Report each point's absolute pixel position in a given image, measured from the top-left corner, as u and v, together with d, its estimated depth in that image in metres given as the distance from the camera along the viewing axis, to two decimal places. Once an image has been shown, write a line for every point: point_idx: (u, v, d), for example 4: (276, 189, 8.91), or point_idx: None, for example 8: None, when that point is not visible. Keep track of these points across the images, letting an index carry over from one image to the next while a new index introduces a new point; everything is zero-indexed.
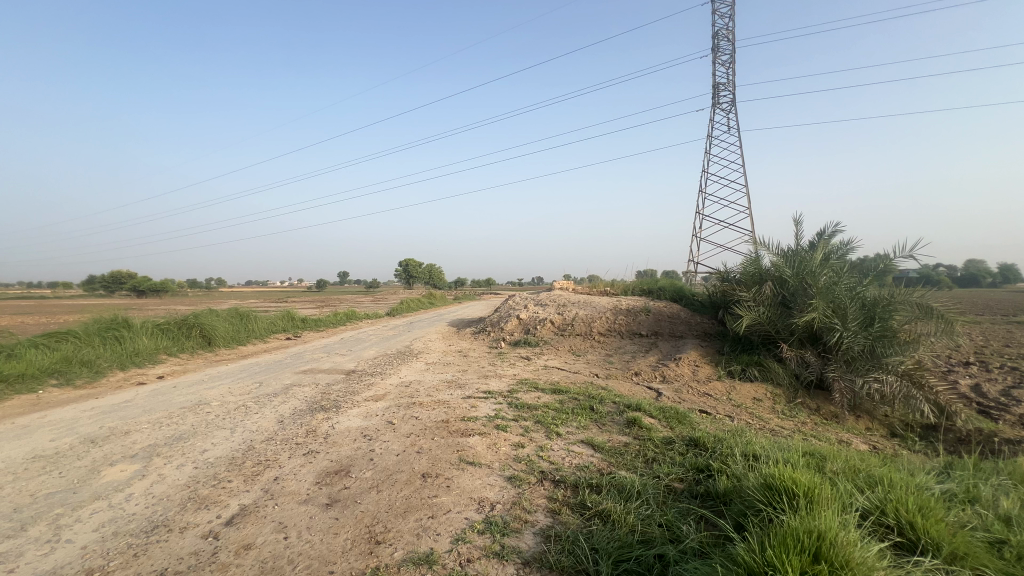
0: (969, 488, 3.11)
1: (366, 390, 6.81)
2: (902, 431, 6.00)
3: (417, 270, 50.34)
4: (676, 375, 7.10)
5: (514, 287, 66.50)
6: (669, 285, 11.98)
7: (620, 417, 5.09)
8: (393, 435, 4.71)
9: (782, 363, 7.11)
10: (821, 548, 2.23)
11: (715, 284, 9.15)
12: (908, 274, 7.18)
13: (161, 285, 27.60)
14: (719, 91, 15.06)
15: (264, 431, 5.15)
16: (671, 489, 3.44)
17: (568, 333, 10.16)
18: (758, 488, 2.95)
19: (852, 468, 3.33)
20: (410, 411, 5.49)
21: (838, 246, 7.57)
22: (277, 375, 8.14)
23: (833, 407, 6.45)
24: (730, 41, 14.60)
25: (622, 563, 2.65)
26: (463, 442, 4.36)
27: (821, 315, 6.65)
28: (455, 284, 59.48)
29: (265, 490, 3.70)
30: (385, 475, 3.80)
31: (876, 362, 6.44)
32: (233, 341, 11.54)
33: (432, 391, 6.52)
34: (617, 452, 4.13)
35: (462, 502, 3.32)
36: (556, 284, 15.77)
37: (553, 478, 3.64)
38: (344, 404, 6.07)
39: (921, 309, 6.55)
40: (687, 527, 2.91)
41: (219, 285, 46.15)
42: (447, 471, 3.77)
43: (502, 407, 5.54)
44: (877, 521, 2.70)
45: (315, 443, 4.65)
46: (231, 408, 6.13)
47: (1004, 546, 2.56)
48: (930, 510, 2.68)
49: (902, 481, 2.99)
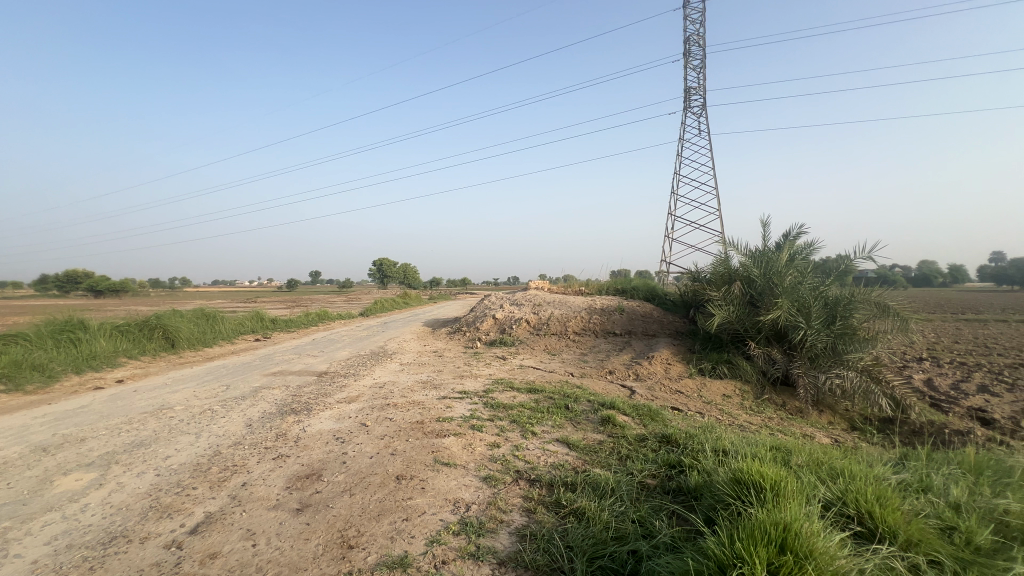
0: (923, 477, 3.26)
1: (338, 392, 6.68)
2: (862, 424, 6.27)
3: (394, 271, 49.99)
4: (649, 373, 7.24)
5: (490, 287, 66.64)
6: (642, 285, 12.18)
7: (594, 415, 5.14)
8: (367, 437, 4.64)
9: (750, 361, 7.34)
10: (787, 539, 2.31)
11: (687, 284, 9.36)
12: (867, 274, 7.50)
13: (120, 284, 26.44)
14: (691, 95, 15.41)
15: (232, 436, 4.99)
16: (644, 485, 3.50)
17: (543, 333, 10.21)
18: (727, 483, 3.03)
19: (815, 461, 3.45)
20: (384, 413, 5.42)
21: (803, 247, 7.84)
22: (246, 377, 7.92)
23: (798, 403, 6.70)
24: (702, 47, 14.96)
25: (597, 560, 2.68)
26: (438, 443, 4.32)
27: (787, 313, 6.88)
28: (430, 284, 58.86)
29: (232, 497, 3.58)
30: (358, 478, 3.73)
31: (838, 359, 6.70)
32: (199, 343, 11.15)
33: (406, 392, 6.45)
34: (592, 450, 4.18)
35: (437, 503, 3.29)
36: (531, 283, 15.83)
37: (528, 478, 3.65)
38: (316, 406, 5.94)
39: (879, 308, 6.85)
40: (660, 522, 2.96)
41: (184, 284, 44.69)
42: (422, 473, 3.74)
43: (477, 407, 5.52)
44: (839, 512, 2.81)
45: (286, 447, 4.53)
46: (196, 412, 5.91)
47: (954, 531, 2.71)
48: (888, 500, 2.80)
49: (861, 472, 3.12)
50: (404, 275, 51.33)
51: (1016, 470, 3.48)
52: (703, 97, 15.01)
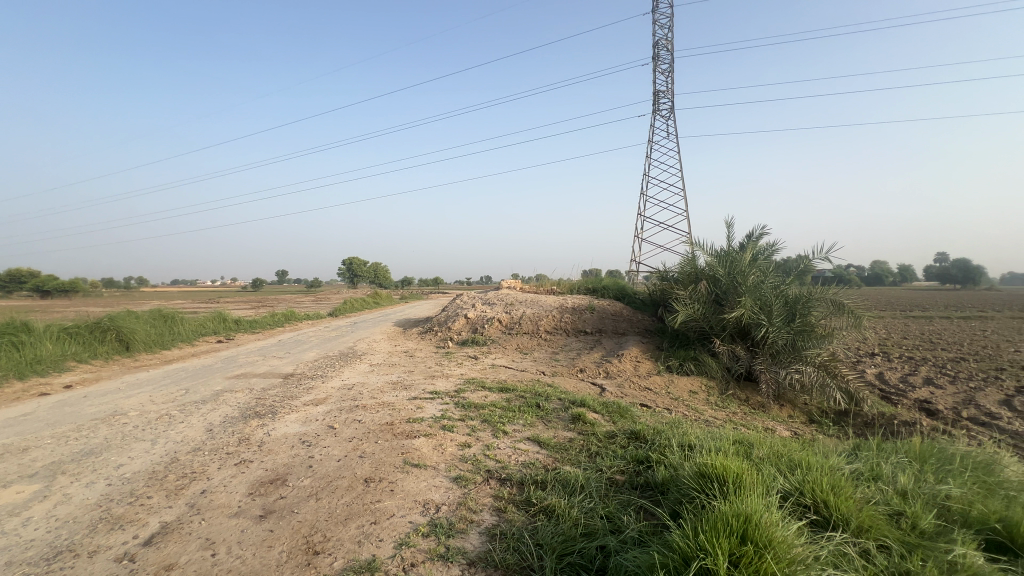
0: (874, 466, 3.43)
1: (305, 394, 6.50)
2: (820, 417, 6.55)
3: (362, 270, 48.90)
4: (619, 371, 7.36)
5: (462, 287, 66.33)
6: (613, 284, 12.32)
7: (565, 413, 5.19)
8: (335, 440, 4.53)
9: (715, 357, 7.56)
10: (747, 530, 2.38)
11: (655, 283, 9.54)
12: (824, 274, 7.83)
13: (69, 284, 24.97)
14: (659, 98, 15.69)
15: (191, 441, 4.79)
16: (613, 481, 3.55)
17: (515, 332, 10.22)
18: (692, 477, 3.12)
19: (775, 454, 3.58)
20: (353, 415, 5.31)
21: (765, 247, 8.11)
22: (206, 380, 7.61)
23: (760, 397, 6.95)
24: (670, 51, 15.26)
25: (566, 557, 2.70)
26: (408, 444, 4.27)
27: (749, 311, 7.11)
28: (402, 284, 58.04)
29: (190, 505, 3.43)
30: (325, 481, 3.64)
31: (797, 355, 6.98)
32: (156, 346, 10.64)
33: (376, 393, 6.33)
34: (562, 448, 4.21)
35: (407, 505, 3.25)
36: (504, 282, 15.83)
37: (499, 477, 3.65)
38: (281, 409, 5.76)
39: (835, 306, 7.17)
40: (628, 517, 3.01)
41: (140, 284, 42.64)
42: (391, 475, 3.67)
43: (448, 407, 5.48)
44: (797, 502, 2.92)
45: (249, 452, 4.38)
46: (152, 418, 5.64)
47: (902, 517, 2.86)
48: (842, 489, 2.93)
49: (818, 463, 3.26)
50: (374, 274, 50.41)
51: (957, 457, 3.71)
52: (672, 101, 15.32)
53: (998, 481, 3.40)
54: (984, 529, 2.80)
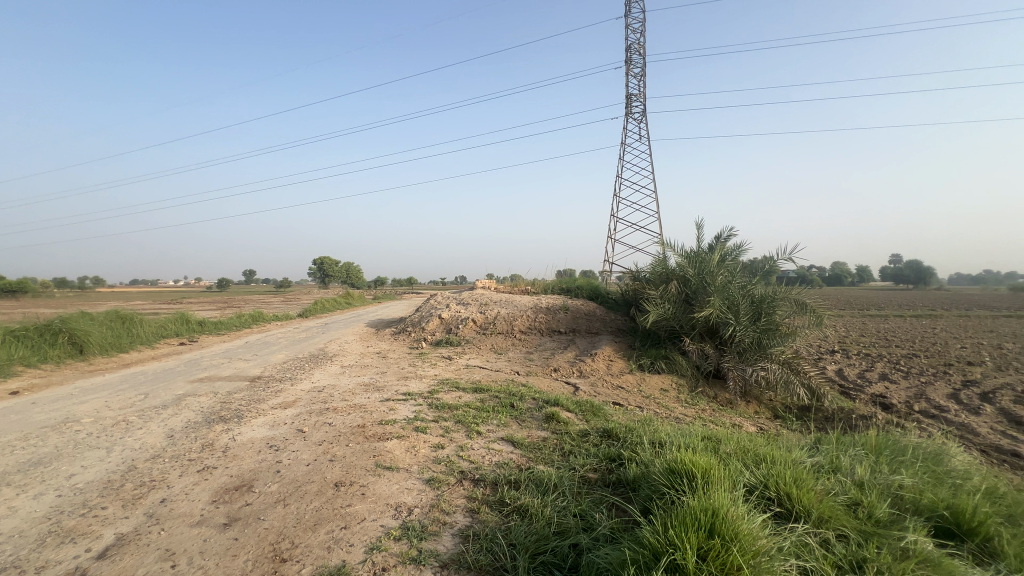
0: (834, 459, 3.57)
1: (273, 397, 6.32)
2: (784, 412, 6.78)
3: (333, 271, 47.85)
4: (592, 370, 7.44)
5: (436, 287, 65.87)
6: (586, 284, 12.44)
7: (539, 413, 5.20)
8: (304, 444, 4.42)
9: (685, 356, 7.74)
10: (715, 524, 2.44)
11: (628, 284, 9.69)
12: (788, 274, 8.09)
13: (18, 284, 23.55)
14: (632, 101, 15.89)
15: (150, 448, 4.58)
16: (586, 479, 3.59)
17: (489, 332, 10.20)
18: (663, 473, 3.17)
19: (741, 449, 3.68)
20: (323, 418, 5.18)
21: (733, 248, 8.32)
22: (167, 384, 7.31)
23: (728, 394, 7.15)
24: (642, 55, 15.49)
25: (539, 556, 2.72)
26: (380, 446, 4.19)
27: (718, 310, 7.31)
28: (375, 284, 57.13)
29: (149, 515, 3.28)
30: (293, 487, 3.55)
31: (763, 353, 7.22)
32: (113, 348, 10.15)
33: (348, 395, 6.21)
34: (536, 447, 4.22)
35: (378, 508, 3.19)
36: (478, 282, 15.77)
37: (472, 477, 3.63)
38: (247, 413, 5.58)
39: (798, 305, 7.42)
40: (600, 515, 3.04)
41: (96, 284, 40.61)
42: (362, 478, 3.60)
43: (422, 408, 5.42)
44: (762, 495, 3.01)
45: (213, 458, 4.22)
46: (108, 424, 5.37)
47: (859, 507, 2.99)
48: (804, 481, 3.04)
49: (781, 457, 3.37)
50: (346, 274, 49.48)
51: (910, 448, 3.90)
52: (644, 104, 15.54)
53: (946, 470, 3.59)
54: (934, 516, 2.95)
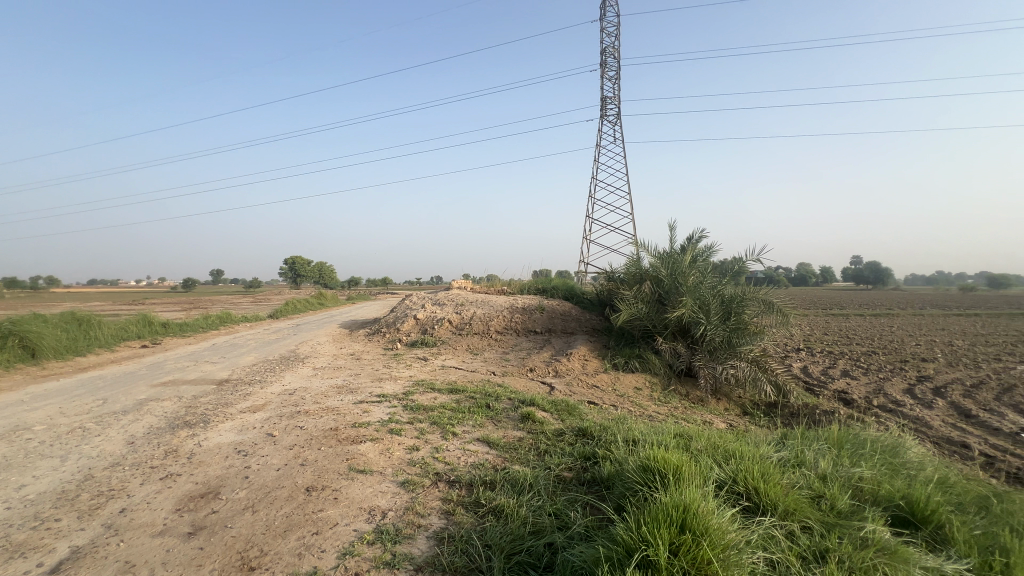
0: (799, 453, 3.70)
1: (241, 401, 6.13)
2: (752, 409, 6.99)
3: (305, 270, 46.80)
4: (567, 369, 7.50)
5: (411, 287, 65.20)
6: (562, 284, 12.52)
7: (515, 413, 5.21)
8: (274, 448, 4.30)
9: (658, 355, 7.89)
10: (686, 519, 2.50)
11: (603, 284, 9.81)
12: (757, 274, 8.33)
13: None
14: (607, 104, 16.11)
15: (109, 456, 4.38)
16: (561, 478, 3.61)
17: (465, 332, 10.16)
18: (636, 471, 3.22)
19: (712, 445, 3.77)
20: (294, 421, 5.06)
21: (704, 249, 8.51)
22: (128, 388, 7.00)
23: (699, 392, 7.32)
24: (617, 58, 15.74)
25: (514, 556, 2.72)
26: (353, 449, 4.12)
27: (689, 310, 7.47)
28: (348, 284, 56.18)
29: (107, 526, 3.14)
30: (263, 492, 3.45)
31: (732, 351, 7.42)
32: (68, 352, 9.67)
33: (320, 398, 6.07)
34: (511, 447, 4.22)
35: (351, 513, 3.13)
36: (454, 282, 15.68)
37: (448, 479, 3.61)
38: (214, 418, 5.39)
39: (766, 305, 7.65)
40: (575, 513, 3.07)
41: (50, 284, 38.56)
42: (335, 483, 3.53)
43: (397, 410, 5.35)
44: (731, 490, 3.10)
45: (177, 465, 4.07)
46: (63, 432, 5.11)
47: (822, 499, 3.11)
48: (770, 476, 3.14)
49: (749, 453, 3.47)
50: (318, 274, 48.46)
51: (869, 441, 4.08)
52: (619, 107, 15.77)
53: (902, 462, 3.78)
54: (891, 506, 3.10)
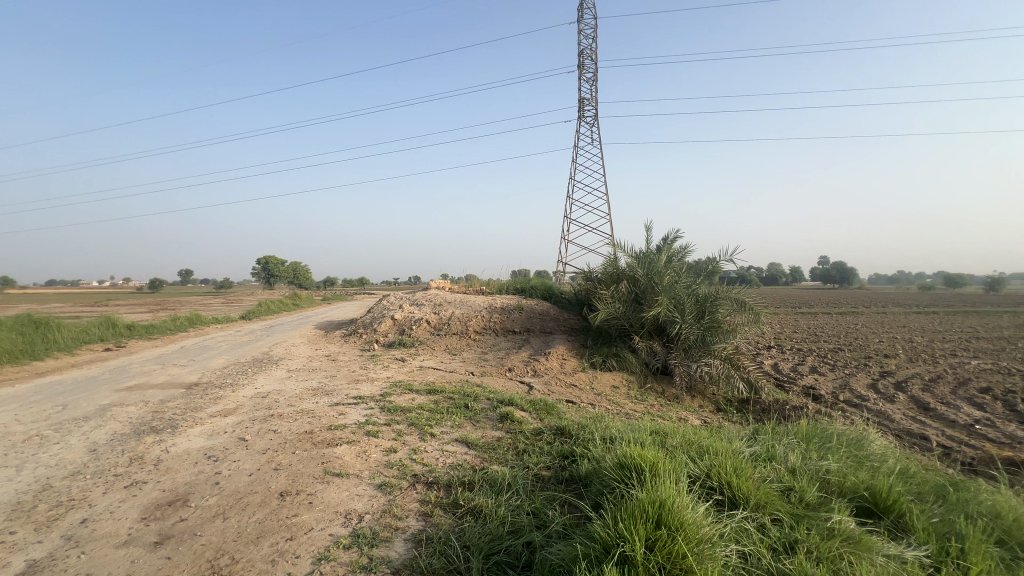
0: (769, 448, 3.80)
1: (211, 405, 5.94)
2: (725, 405, 7.15)
3: (278, 270, 45.76)
4: (546, 369, 7.53)
5: (388, 286, 64.53)
6: (540, 284, 12.56)
7: (493, 413, 5.21)
8: (246, 453, 4.19)
9: (634, 353, 8.00)
10: (662, 515, 2.54)
11: (581, 283, 9.89)
12: (730, 274, 8.53)
13: None
14: (584, 106, 16.23)
15: (69, 464, 4.19)
16: (539, 477, 3.62)
17: (443, 333, 10.11)
18: (613, 468, 3.26)
19: (686, 441, 3.85)
20: (267, 425, 4.94)
21: (679, 250, 8.67)
22: (90, 393, 6.71)
23: (675, 389, 7.45)
24: (594, 60, 15.87)
25: (493, 556, 2.72)
26: (329, 453, 4.05)
27: (665, 309, 7.61)
28: (323, 284, 55.21)
29: (66, 538, 3.00)
30: (234, 498, 3.36)
31: (706, 349, 7.58)
32: (24, 356, 9.21)
33: (294, 401, 5.95)
34: (490, 447, 4.22)
35: (327, 517, 3.08)
36: (432, 282, 15.57)
37: (425, 480, 3.58)
38: (183, 423, 5.22)
39: (738, 304, 7.84)
40: (553, 512, 3.09)
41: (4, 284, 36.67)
42: (309, 487, 3.46)
43: (373, 412, 5.28)
44: (705, 485, 3.16)
45: (143, 472, 3.92)
46: (18, 440, 4.86)
47: (792, 492, 3.20)
48: (742, 470, 3.22)
49: (723, 449, 3.55)
50: (292, 274, 47.45)
51: (835, 435, 4.23)
52: (596, 108, 15.93)
53: (866, 454, 3.92)
54: (856, 496, 3.22)
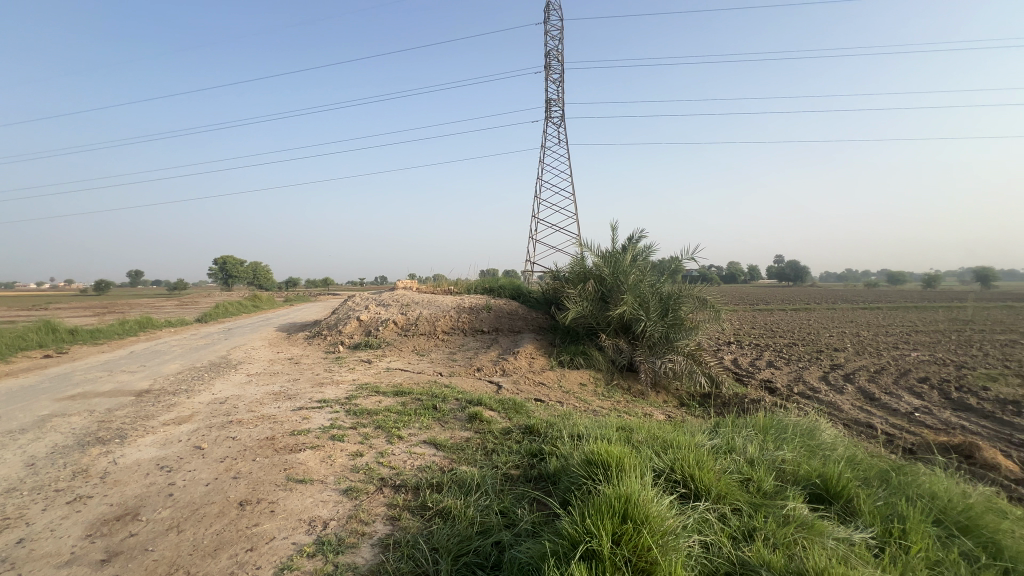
0: (729, 440, 3.95)
1: (164, 412, 5.65)
2: (688, 400, 7.38)
3: (237, 270, 44.04)
4: (514, 368, 7.55)
5: (352, 286, 63.16)
6: (508, 284, 12.57)
7: (462, 413, 5.17)
8: (203, 461, 4.01)
9: (601, 351, 8.14)
10: (627, 509, 2.59)
11: (549, 282, 9.96)
12: (692, 273, 8.77)
13: None
14: (551, 106, 16.34)
15: (3, 481, 3.89)
16: (508, 476, 3.63)
17: (411, 333, 9.98)
18: (581, 465, 3.30)
19: (651, 436, 3.94)
20: (225, 432, 4.74)
21: (644, 249, 8.85)
22: (28, 404, 6.25)
23: (640, 385, 7.63)
24: (560, 61, 16.00)
25: (462, 557, 2.71)
26: (292, 459, 3.92)
27: (630, 307, 7.77)
28: (285, 284, 53.41)
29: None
30: (190, 510, 3.20)
31: (670, 345, 7.79)
32: None
33: (255, 406, 5.73)
34: (458, 448, 4.20)
35: (290, 525, 2.98)
36: (399, 282, 15.33)
37: (393, 483, 3.52)
38: (132, 432, 4.94)
39: (700, 301, 8.07)
40: (522, 510, 3.10)
41: None
42: (271, 495, 3.35)
43: (339, 415, 5.15)
44: (669, 479, 3.25)
45: (88, 486, 3.69)
46: None
47: (751, 482, 3.33)
48: (704, 462, 3.33)
49: (685, 442, 3.66)
50: (252, 275, 45.77)
51: (789, 426, 4.43)
52: (563, 109, 16.05)
53: (818, 443, 4.14)
54: (808, 484, 3.38)
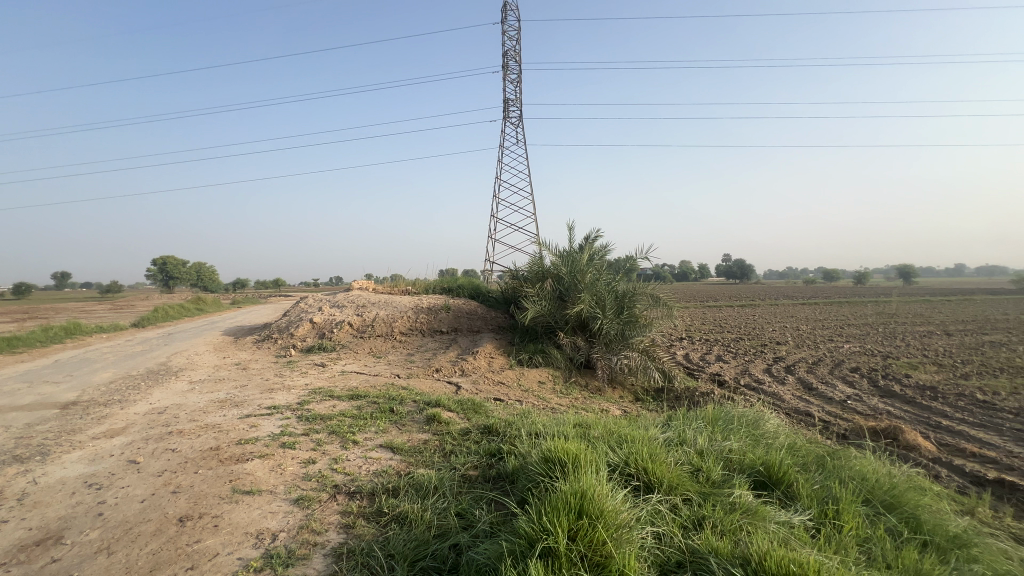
0: (681, 432, 4.09)
1: (94, 425, 5.23)
2: (643, 395, 7.61)
3: (178, 271, 41.53)
4: (473, 368, 7.51)
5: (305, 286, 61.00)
6: (467, 283, 12.49)
7: (420, 415, 5.09)
8: (138, 476, 3.74)
9: (559, 349, 8.23)
10: (583, 504, 2.63)
11: (507, 281, 9.98)
12: (646, 272, 9.03)
13: None
14: (509, 106, 16.39)
15: None
16: (466, 477, 3.60)
17: (367, 335, 9.72)
18: (538, 463, 3.32)
19: (607, 432, 4.02)
20: (164, 444, 4.44)
21: (600, 248, 9.02)
22: None
23: (597, 381, 7.80)
24: (518, 62, 16.06)
25: (418, 563, 2.67)
26: (238, 469, 3.72)
27: (587, 305, 7.90)
28: (232, 286, 50.78)
29: None
30: (122, 530, 2.98)
31: (625, 342, 7.99)
32: None
33: (197, 415, 5.40)
34: (416, 451, 4.12)
35: (235, 539, 2.83)
36: (355, 282, 14.92)
37: (348, 490, 3.42)
38: (56, 448, 4.54)
39: (653, 298, 8.32)
40: (479, 511, 3.09)
41: None
42: (214, 508, 3.16)
43: (290, 422, 4.94)
44: (623, 472, 3.32)
45: (2, 509, 3.35)
46: None
47: (700, 472, 3.47)
48: (656, 455, 3.43)
49: (639, 437, 3.75)
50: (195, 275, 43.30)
51: (736, 416, 4.65)
52: (520, 109, 16.13)
53: (761, 432, 4.37)
54: (753, 471, 3.56)
